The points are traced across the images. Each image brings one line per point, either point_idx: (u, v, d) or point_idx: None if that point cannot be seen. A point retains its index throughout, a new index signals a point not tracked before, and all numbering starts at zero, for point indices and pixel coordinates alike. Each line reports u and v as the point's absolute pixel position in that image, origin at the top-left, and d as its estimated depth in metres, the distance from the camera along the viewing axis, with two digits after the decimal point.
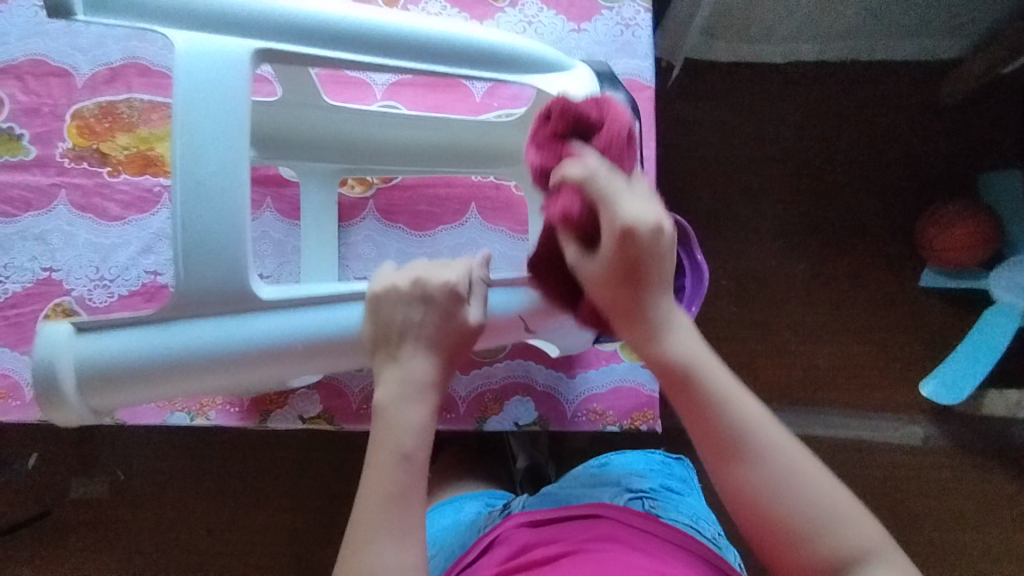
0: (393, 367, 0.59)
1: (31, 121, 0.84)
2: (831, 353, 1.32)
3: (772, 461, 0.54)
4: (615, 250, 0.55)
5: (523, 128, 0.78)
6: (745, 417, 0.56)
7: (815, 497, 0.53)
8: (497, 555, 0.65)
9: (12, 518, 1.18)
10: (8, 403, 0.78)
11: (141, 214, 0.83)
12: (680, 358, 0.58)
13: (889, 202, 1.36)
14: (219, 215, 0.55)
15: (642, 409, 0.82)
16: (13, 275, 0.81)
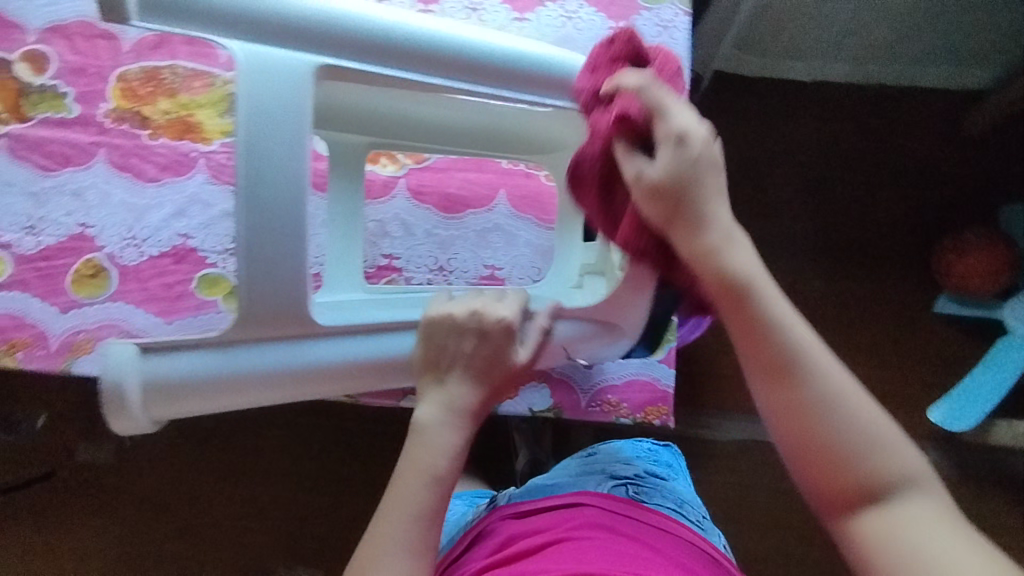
0: (437, 391, 0.61)
1: (76, 80, 0.85)
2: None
3: (831, 385, 0.49)
4: (667, 144, 0.54)
5: (562, 122, 0.79)
6: (801, 337, 0.51)
7: (866, 419, 0.49)
8: (484, 548, 0.66)
9: (18, 476, 1.20)
10: (34, 351, 0.79)
11: (177, 177, 0.85)
12: (738, 274, 0.52)
13: (909, 225, 1.36)
14: (280, 242, 0.55)
15: (656, 405, 0.83)
16: (48, 229, 0.82)
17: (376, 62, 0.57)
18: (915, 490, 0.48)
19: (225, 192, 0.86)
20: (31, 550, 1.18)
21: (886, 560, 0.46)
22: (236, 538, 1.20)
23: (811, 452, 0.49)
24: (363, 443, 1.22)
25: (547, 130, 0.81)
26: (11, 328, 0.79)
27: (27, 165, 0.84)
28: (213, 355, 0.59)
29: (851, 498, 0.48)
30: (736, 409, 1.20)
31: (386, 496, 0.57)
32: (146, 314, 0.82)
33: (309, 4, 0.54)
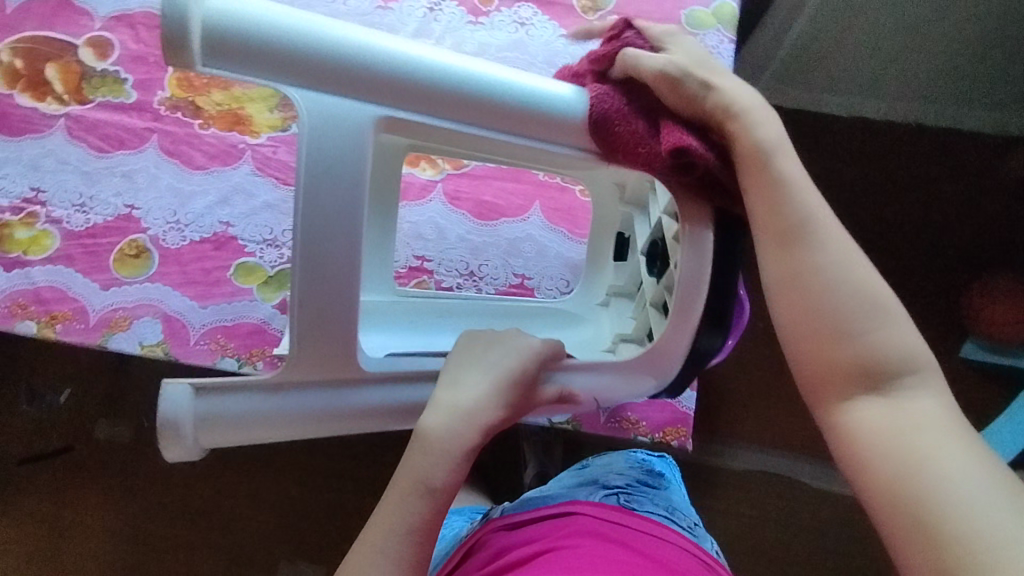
0: (449, 398, 0.61)
1: (137, 68, 0.89)
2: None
3: (834, 255, 0.56)
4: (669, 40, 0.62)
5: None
6: (817, 211, 0.57)
7: (864, 294, 0.55)
8: (478, 559, 0.67)
9: (40, 448, 1.23)
10: (72, 325, 0.81)
11: (223, 167, 0.88)
12: (764, 141, 0.58)
13: (938, 266, 1.35)
14: (331, 277, 0.55)
15: (674, 425, 0.83)
16: (97, 207, 0.85)
17: (422, 111, 0.56)
18: (916, 379, 0.54)
19: (268, 184, 0.88)
20: (44, 522, 1.21)
21: (878, 436, 0.52)
22: (243, 527, 1.21)
23: (816, 325, 0.56)
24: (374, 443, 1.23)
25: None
26: (54, 301, 0.82)
27: (82, 145, 0.87)
28: (265, 394, 0.60)
29: (848, 374, 0.55)
30: (750, 439, 1.19)
31: (380, 510, 0.59)
32: (182, 297, 0.83)
33: (363, 50, 0.53)
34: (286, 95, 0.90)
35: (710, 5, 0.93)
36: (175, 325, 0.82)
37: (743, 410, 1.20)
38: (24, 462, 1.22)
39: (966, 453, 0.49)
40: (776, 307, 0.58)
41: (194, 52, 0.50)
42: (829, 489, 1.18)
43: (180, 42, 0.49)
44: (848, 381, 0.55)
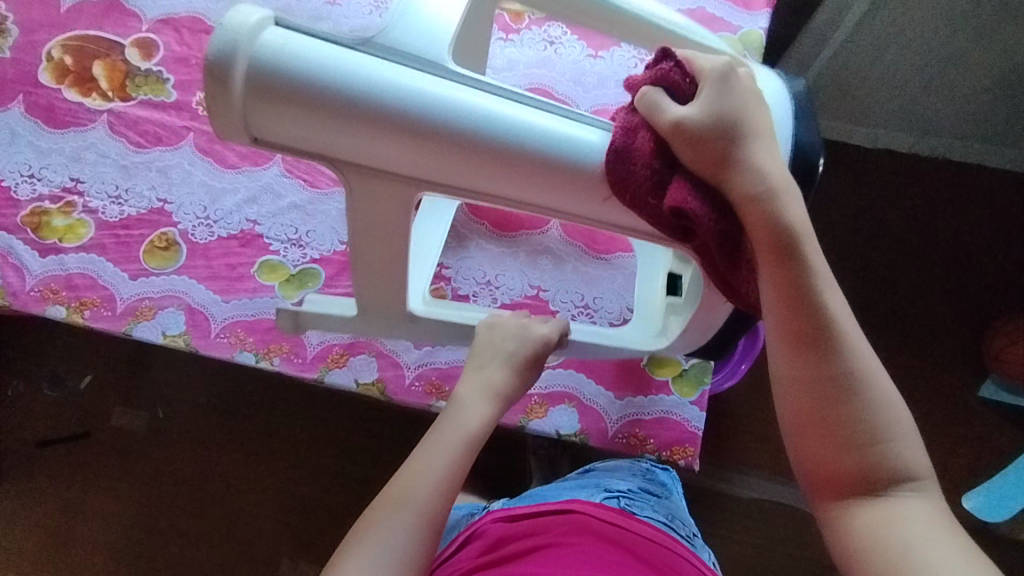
0: (475, 376, 0.74)
1: (178, 69, 0.93)
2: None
3: (847, 362, 0.56)
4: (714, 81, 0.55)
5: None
6: (836, 309, 0.57)
7: (873, 401, 0.56)
8: (473, 548, 0.67)
9: (57, 432, 1.26)
10: (100, 311, 0.84)
11: (254, 167, 0.90)
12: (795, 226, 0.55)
13: (961, 303, 1.33)
14: (377, 255, 0.67)
15: (682, 444, 0.81)
16: (132, 200, 0.88)
17: (453, 183, 0.57)
18: (916, 486, 0.56)
19: (296, 185, 0.90)
20: (54, 505, 1.23)
21: (878, 544, 0.54)
22: (247, 523, 1.22)
23: (826, 429, 0.57)
24: (382, 447, 1.25)
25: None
26: (84, 288, 0.85)
27: (123, 140, 0.90)
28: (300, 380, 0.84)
29: (852, 478, 0.56)
30: (759, 466, 1.18)
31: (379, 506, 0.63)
32: (207, 291, 0.85)
33: (396, 125, 0.53)
34: None
35: (738, 31, 0.94)
36: (197, 317, 0.84)
37: (755, 437, 1.19)
38: (41, 446, 1.25)
39: (964, 559, 0.52)
40: (785, 404, 0.59)
41: (236, 98, 0.50)
42: None
43: (225, 90, 0.50)
44: (852, 485, 0.56)
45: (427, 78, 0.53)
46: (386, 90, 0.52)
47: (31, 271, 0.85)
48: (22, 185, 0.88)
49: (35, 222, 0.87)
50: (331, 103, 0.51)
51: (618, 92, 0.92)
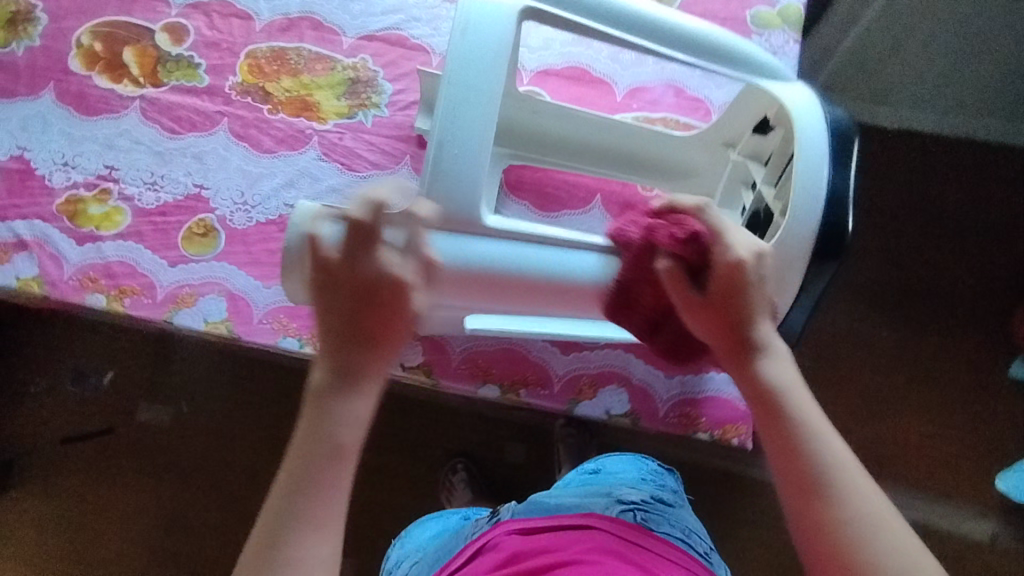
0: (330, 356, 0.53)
1: (210, 54, 0.91)
2: (903, 424, 1.26)
3: (858, 510, 0.48)
4: (722, 279, 0.53)
5: (699, 147, 0.81)
6: (839, 455, 0.50)
7: (899, 553, 0.47)
8: (486, 562, 0.66)
9: (83, 429, 1.25)
10: (141, 299, 0.83)
11: (290, 151, 0.88)
12: (770, 384, 0.53)
13: (988, 285, 1.31)
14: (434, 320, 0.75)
15: (735, 423, 0.80)
16: (168, 187, 0.87)
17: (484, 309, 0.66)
18: None
19: (334, 169, 0.88)
20: (81, 501, 1.23)
21: None
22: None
23: None
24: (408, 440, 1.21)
25: (680, 155, 0.82)
26: (124, 275, 0.84)
27: (156, 126, 0.89)
28: None
29: None
30: None
31: (296, 468, 0.50)
32: (248, 277, 0.84)
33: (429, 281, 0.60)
34: (354, 84, 0.91)
35: (776, 6, 0.93)
36: (239, 303, 0.83)
37: None
38: (65, 442, 1.24)
39: None
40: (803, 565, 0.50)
41: None
42: None
43: None
44: None
45: (481, 240, 0.61)
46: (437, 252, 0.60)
47: (68, 259, 0.84)
48: (57, 173, 0.87)
49: (71, 209, 0.86)
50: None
51: (657, 70, 0.90)
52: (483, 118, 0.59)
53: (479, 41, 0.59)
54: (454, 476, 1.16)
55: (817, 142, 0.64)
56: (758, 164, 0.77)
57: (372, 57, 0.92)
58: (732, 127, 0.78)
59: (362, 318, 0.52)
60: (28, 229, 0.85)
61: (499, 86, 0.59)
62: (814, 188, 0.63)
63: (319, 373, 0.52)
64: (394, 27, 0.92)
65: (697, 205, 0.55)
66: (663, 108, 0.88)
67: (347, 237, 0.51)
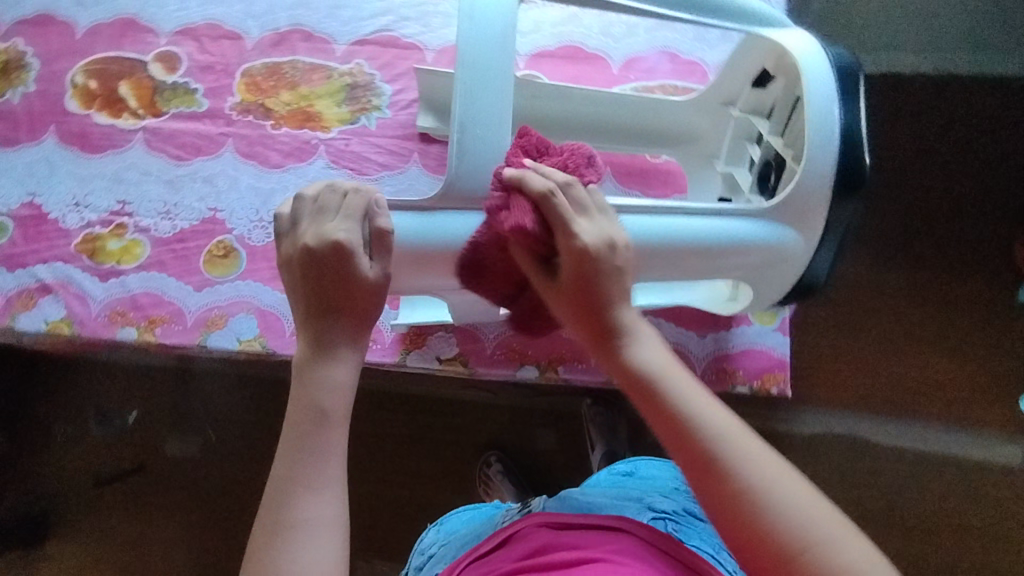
0: (307, 335, 0.55)
1: (205, 77, 0.92)
2: (920, 369, 1.11)
3: (751, 472, 0.45)
4: (576, 269, 0.54)
5: (698, 110, 0.82)
6: (719, 420, 0.48)
7: (798, 506, 0.44)
8: (512, 553, 0.60)
9: (116, 468, 1.25)
10: (171, 327, 0.83)
11: (299, 163, 0.89)
12: (645, 371, 0.51)
13: (989, 204, 1.14)
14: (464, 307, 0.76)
15: (773, 372, 0.82)
16: (182, 213, 0.87)
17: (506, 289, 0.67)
18: None
19: (344, 175, 0.88)
20: (122, 539, 1.23)
21: None
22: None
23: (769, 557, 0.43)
24: (438, 440, 1.19)
25: (682, 120, 0.83)
26: (151, 306, 0.84)
27: (162, 155, 0.89)
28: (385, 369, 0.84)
29: None
30: (820, 401, 1.10)
31: (291, 439, 0.50)
32: (275, 291, 0.84)
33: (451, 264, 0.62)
34: (352, 89, 0.91)
35: None
36: (269, 318, 0.84)
37: (817, 371, 1.11)
38: (99, 484, 1.25)
39: None
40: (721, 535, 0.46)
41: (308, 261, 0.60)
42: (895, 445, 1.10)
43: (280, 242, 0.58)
44: None
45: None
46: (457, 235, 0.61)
47: (94, 297, 0.84)
48: (71, 214, 0.88)
49: (89, 248, 0.86)
50: (436, 257, 0.61)
51: (649, 38, 0.91)
52: (502, 98, 0.60)
53: (485, 24, 0.60)
54: (489, 469, 1.14)
55: (825, 86, 0.65)
56: (761, 117, 0.77)
57: (367, 60, 0.92)
58: (729, 85, 0.78)
59: (321, 290, 0.54)
60: (50, 272, 0.85)
61: (511, 64, 0.61)
62: (828, 131, 0.64)
63: (301, 347, 0.54)
64: (385, 29, 0.93)
65: (541, 195, 0.54)
66: (659, 75, 0.90)
67: (302, 215, 0.57)
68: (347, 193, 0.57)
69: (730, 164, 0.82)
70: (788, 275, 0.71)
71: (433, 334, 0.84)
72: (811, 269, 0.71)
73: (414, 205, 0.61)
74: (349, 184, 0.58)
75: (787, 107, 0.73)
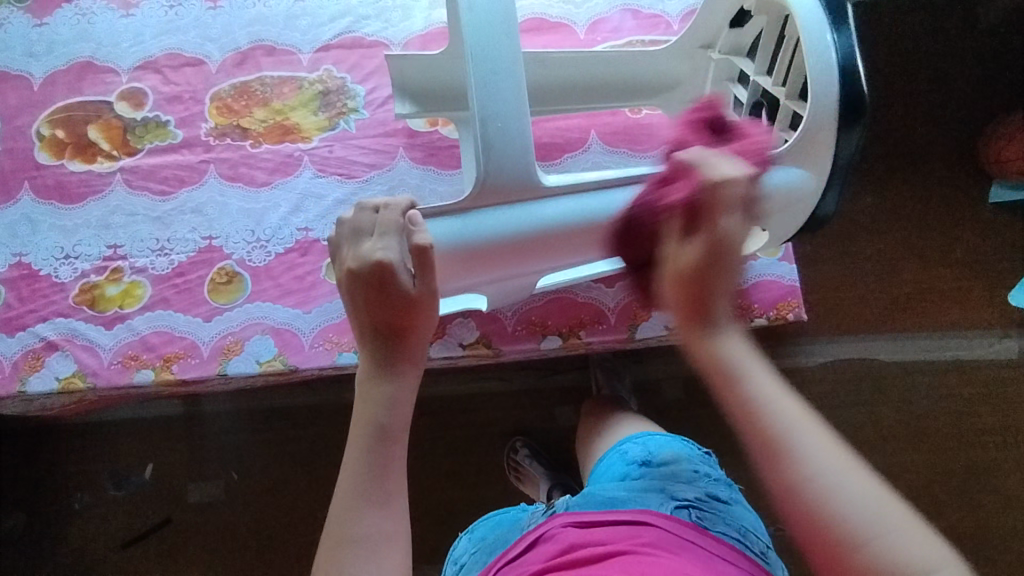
0: (369, 354, 0.59)
1: (175, 108, 0.90)
2: (912, 278, 1.14)
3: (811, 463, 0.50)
4: (708, 249, 0.58)
5: (678, 56, 0.86)
6: (789, 415, 0.52)
7: (859, 498, 0.48)
8: (542, 554, 0.59)
9: (138, 527, 1.17)
10: (188, 361, 0.82)
11: (286, 177, 0.88)
12: (719, 355, 0.57)
13: (958, 109, 1.18)
14: (497, 296, 0.77)
15: (786, 300, 0.85)
16: (178, 247, 0.86)
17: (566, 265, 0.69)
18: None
19: (334, 182, 0.88)
20: None
21: None
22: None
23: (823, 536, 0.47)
24: (464, 435, 1.17)
25: (663, 67, 0.86)
26: (163, 344, 0.83)
27: (146, 193, 0.88)
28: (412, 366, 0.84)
29: None
30: (825, 331, 1.13)
31: (347, 460, 0.54)
32: (286, 308, 0.84)
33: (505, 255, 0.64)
34: (325, 95, 0.91)
35: None
36: (285, 336, 0.83)
37: (826, 294, 1.14)
38: (124, 546, 1.17)
39: None
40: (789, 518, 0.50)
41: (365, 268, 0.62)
42: (902, 361, 1.13)
43: (335, 260, 0.61)
44: None
45: (550, 203, 0.63)
46: (507, 224, 0.62)
47: (104, 346, 0.83)
48: (63, 268, 0.86)
49: (89, 297, 0.85)
50: (487, 250, 0.63)
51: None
52: (514, 85, 0.61)
53: (484, 9, 0.61)
54: (518, 456, 1.12)
55: (813, 16, 0.67)
56: (741, 56, 0.81)
57: (335, 65, 0.92)
58: (706, 29, 0.82)
59: (375, 309, 0.58)
60: (53, 328, 0.83)
61: (516, 47, 0.61)
62: (825, 58, 0.66)
63: (365, 357, 0.59)
64: (346, 31, 0.93)
65: (712, 181, 0.58)
66: (626, 33, 0.91)
67: (346, 237, 0.59)
68: (380, 210, 0.59)
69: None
70: (801, 214, 0.73)
71: (452, 323, 0.84)
72: (823, 207, 0.73)
73: (449, 210, 0.62)
74: (381, 201, 0.60)
75: (772, 42, 0.75)
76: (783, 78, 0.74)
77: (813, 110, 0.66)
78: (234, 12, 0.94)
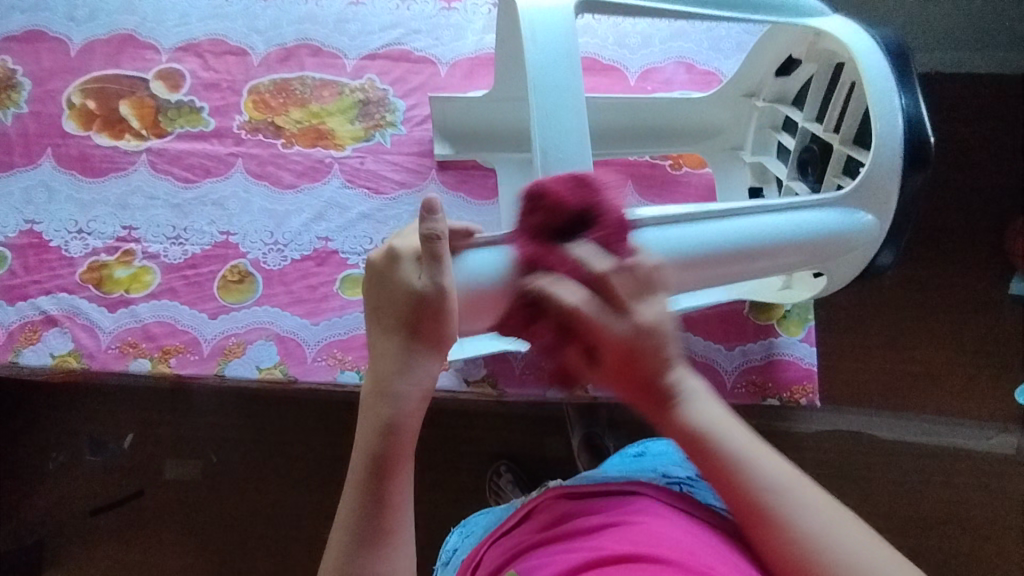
0: (384, 346, 0.54)
1: (211, 95, 0.89)
2: (918, 357, 1.10)
3: (797, 518, 0.45)
4: (617, 355, 0.47)
5: (723, 103, 0.84)
6: (756, 474, 0.47)
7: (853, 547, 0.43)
8: (532, 527, 0.57)
9: (108, 497, 1.12)
10: (187, 357, 0.80)
11: (313, 183, 0.86)
12: (697, 428, 0.49)
13: (997, 193, 1.16)
14: None
15: (800, 383, 0.83)
16: (193, 238, 0.84)
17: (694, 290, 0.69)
18: None
19: (361, 195, 0.86)
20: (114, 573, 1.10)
21: None
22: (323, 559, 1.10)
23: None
24: (451, 457, 1.13)
25: (711, 117, 0.85)
26: (164, 335, 0.81)
27: (169, 178, 0.86)
28: None
29: None
30: (832, 400, 1.09)
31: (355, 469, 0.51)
32: (294, 316, 0.82)
33: None
34: (364, 105, 0.89)
35: None
36: (289, 344, 0.81)
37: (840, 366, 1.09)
38: (93, 513, 1.11)
39: None
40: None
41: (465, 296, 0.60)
42: (901, 441, 1.08)
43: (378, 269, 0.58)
44: None
45: None
46: None
47: (104, 328, 0.81)
48: (73, 242, 0.84)
49: (95, 277, 0.83)
50: None
51: (665, 49, 0.91)
52: (576, 118, 0.59)
53: (549, 47, 0.60)
54: (500, 479, 1.08)
55: (881, 71, 0.66)
56: (787, 104, 0.80)
57: (378, 75, 0.90)
58: (751, 78, 0.81)
59: (392, 312, 0.53)
60: (54, 303, 0.81)
61: (580, 82, 0.60)
62: (891, 118, 0.65)
63: (380, 360, 0.54)
64: (395, 42, 0.91)
65: (600, 274, 0.48)
66: (677, 87, 0.89)
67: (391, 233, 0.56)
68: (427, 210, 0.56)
69: (757, 154, 0.84)
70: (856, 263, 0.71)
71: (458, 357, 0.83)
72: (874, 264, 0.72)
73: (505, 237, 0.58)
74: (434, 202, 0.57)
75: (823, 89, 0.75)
76: (834, 125, 0.73)
77: (873, 162, 0.65)
78: (284, 7, 0.92)
